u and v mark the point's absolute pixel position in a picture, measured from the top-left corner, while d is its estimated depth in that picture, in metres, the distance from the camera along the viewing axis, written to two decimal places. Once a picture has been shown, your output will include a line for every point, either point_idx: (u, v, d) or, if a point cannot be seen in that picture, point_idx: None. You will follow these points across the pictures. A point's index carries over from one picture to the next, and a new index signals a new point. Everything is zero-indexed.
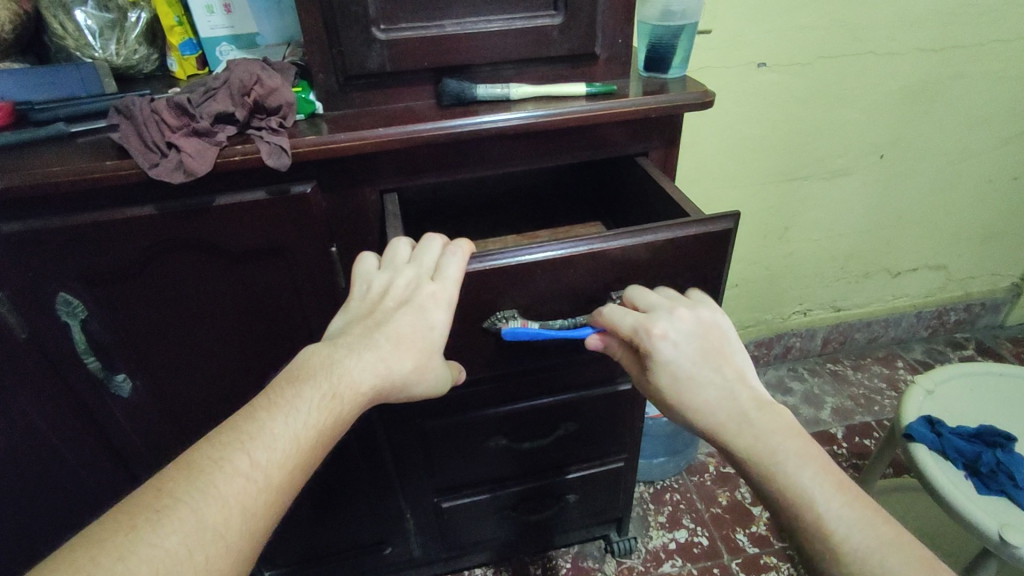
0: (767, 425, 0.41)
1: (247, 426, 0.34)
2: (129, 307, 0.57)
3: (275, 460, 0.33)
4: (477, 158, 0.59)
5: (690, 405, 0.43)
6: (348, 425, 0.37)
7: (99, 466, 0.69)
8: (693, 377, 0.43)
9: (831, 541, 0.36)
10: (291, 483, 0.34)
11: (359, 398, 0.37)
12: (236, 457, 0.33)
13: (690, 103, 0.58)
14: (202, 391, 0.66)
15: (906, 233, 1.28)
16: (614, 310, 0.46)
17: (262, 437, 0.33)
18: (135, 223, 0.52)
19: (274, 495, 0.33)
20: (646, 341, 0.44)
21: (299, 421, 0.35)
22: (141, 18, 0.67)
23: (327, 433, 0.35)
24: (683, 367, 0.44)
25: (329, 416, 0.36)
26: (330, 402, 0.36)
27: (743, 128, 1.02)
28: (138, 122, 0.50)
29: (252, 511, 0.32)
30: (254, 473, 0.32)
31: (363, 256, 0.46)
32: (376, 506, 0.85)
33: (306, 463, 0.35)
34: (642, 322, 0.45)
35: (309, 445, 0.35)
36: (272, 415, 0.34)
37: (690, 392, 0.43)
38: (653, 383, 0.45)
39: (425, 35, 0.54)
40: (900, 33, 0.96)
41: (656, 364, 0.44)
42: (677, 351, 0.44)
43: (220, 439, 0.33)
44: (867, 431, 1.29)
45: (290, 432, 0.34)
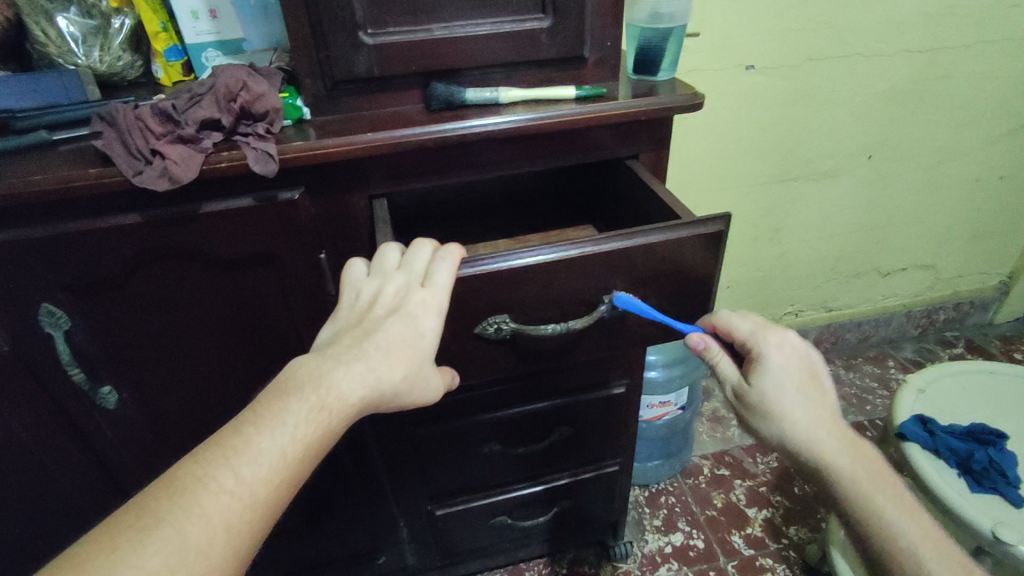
0: (860, 451, 0.49)
1: (231, 441, 0.33)
2: (114, 317, 0.56)
3: (261, 476, 0.32)
4: (467, 162, 0.58)
5: (790, 421, 0.48)
6: (337, 437, 0.36)
7: (85, 479, 0.67)
8: (799, 398, 0.48)
9: (899, 553, 0.46)
10: (278, 499, 0.33)
11: (347, 410, 0.36)
12: (220, 474, 0.32)
13: (679, 105, 0.58)
14: (189, 402, 0.64)
15: (896, 233, 1.29)
16: (736, 317, 0.51)
17: (248, 452, 0.33)
18: (119, 231, 0.51)
19: (259, 512, 0.32)
20: (764, 348, 0.49)
21: (286, 434, 0.34)
22: (125, 24, 0.66)
23: (315, 446, 0.35)
24: (793, 385, 0.48)
25: (316, 429, 0.35)
26: (319, 414, 0.35)
27: (732, 130, 1.02)
28: (121, 129, 0.49)
29: (237, 529, 0.31)
30: (239, 489, 0.32)
31: (352, 262, 0.45)
32: (369, 515, 0.84)
33: (293, 478, 0.34)
34: (764, 332, 0.49)
35: (296, 459, 0.34)
36: (258, 429, 0.34)
37: (792, 409, 0.48)
38: (749, 386, 0.49)
39: (412, 39, 0.54)
40: (885, 35, 0.97)
41: (764, 370, 0.48)
42: (791, 370, 0.48)
43: (206, 455, 0.33)
44: (860, 430, 1.29)
45: (276, 447, 0.33)
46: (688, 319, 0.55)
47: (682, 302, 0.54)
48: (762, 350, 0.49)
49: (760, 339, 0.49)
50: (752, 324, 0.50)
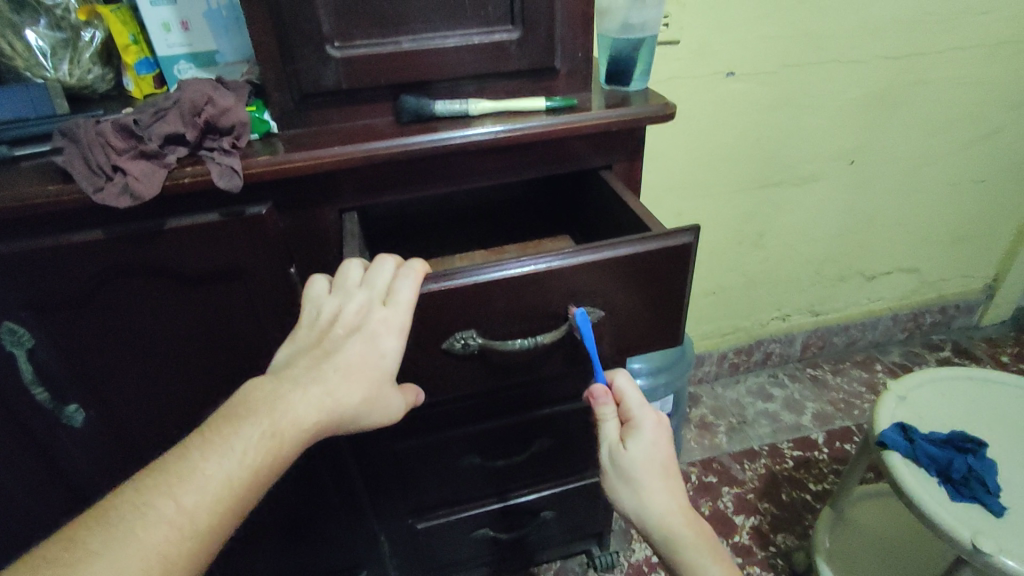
0: (707, 543, 0.48)
1: (176, 469, 0.34)
2: (78, 335, 0.55)
3: (204, 505, 0.33)
4: (438, 174, 0.58)
5: (648, 494, 0.48)
6: (289, 462, 0.37)
7: (55, 498, 0.66)
8: (663, 474, 0.49)
9: None
10: (221, 527, 0.34)
11: (301, 434, 0.37)
12: (160, 503, 0.32)
13: (651, 116, 0.58)
14: (159, 419, 0.63)
15: (879, 237, 1.29)
16: (630, 385, 0.51)
17: (192, 480, 0.33)
18: (81, 248, 0.50)
19: (200, 542, 0.33)
20: (643, 423, 0.50)
21: (236, 459, 0.35)
22: (96, 36, 0.65)
23: (263, 473, 0.35)
24: (659, 461, 0.49)
25: (264, 456, 0.36)
26: (270, 440, 0.36)
27: (714, 137, 1.02)
28: (82, 145, 0.49)
29: (175, 560, 0.32)
30: (179, 520, 0.32)
31: (314, 280, 0.46)
32: (349, 529, 0.83)
33: (240, 505, 0.35)
34: (646, 407, 0.50)
35: (241, 487, 0.35)
36: (205, 455, 0.34)
37: (654, 486, 0.48)
38: (621, 451, 0.50)
39: (380, 52, 0.54)
40: (864, 41, 0.97)
41: (636, 441, 0.49)
42: (662, 447, 0.49)
43: (148, 482, 0.33)
44: (847, 435, 1.29)
45: (223, 474, 0.34)
46: (661, 332, 0.55)
47: (654, 315, 0.53)
48: (642, 420, 0.50)
49: (642, 413, 0.50)
50: (641, 396, 0.51)
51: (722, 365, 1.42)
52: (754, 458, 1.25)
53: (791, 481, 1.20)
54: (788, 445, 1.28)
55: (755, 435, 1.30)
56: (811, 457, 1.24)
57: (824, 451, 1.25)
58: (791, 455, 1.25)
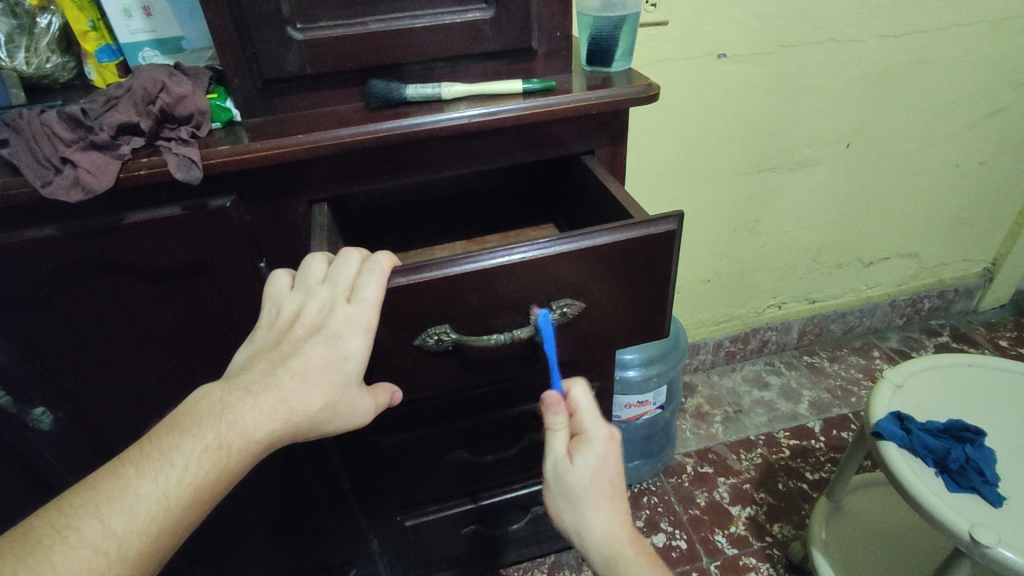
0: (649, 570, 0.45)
1: (108, 487, 0.34)
2: (38, 336, 0.53)
3: (134, 526, 0.33)
4: (411, 163, 0.55)
5: (593, 512, 0.45)
6: (233, 477, 0.36)
7: (26, 503, 0.64)
8: (609, 492, 0.46)
9: None
10: (154, 548, 0.34)
11: (251, 446, 0.36)
12: (86, 525, 0.32)
13: (633, 98, 0.55)
14: (128, 422, 0.61)
15: (877, 222, 1.27)
16: (586, 397, 0.50)
17: (123, 499, 0.33)
18: (34, 246, 0.48)
19: (130, 565, 0.33)
20: (596, 438, 0.46)
21: (173, 476, 0.35)
22: (53, 23, 0.61)
23: (202, 490, 0.35)
24: (606, 478, 0.46)
25: (206, 472, 0.35)
26: (211, 455, 0.36)
27: (705, 121, 0.99)
28: (28, 137, 0.46)
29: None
30: (105, 544, 0.32)
31: (276, 274, 0.44)
32: (335, 528, 0.81)
33: (177, 524, 0.35)
34: (599, 422, 0.48)
35: (178, 505, 0.35)
36: (139, 473, 0.34)
37: (599, 503, 0.45)
38: (571, 468, 0.46)
39: (346, 33, 0.51)
40: (859, 20, 0.94)
41: (587, 456, 0.46)
42: (610, 464, 0.46)
43: (77, 502, 0.33)
44: (844, 423, 1.27)
45: (157, 493, 0.34)
46: (646, 323, 0.53)
47: (637, 307, 0.51)
48: (594, 433, 0.47)
49: (595, 427, 0.47)
50: (595, 410, 0.48)
51: (717, 354, 1.40)
52: (751, 448, 1.23)
53: (787, 470, 1.18)
54: (784, 434, 1.26)
55: (751, 425, 1.28)
56: (808, 446, 1.22)
57: (820, 440, 1.24)
58: (787, 444, 1.23)
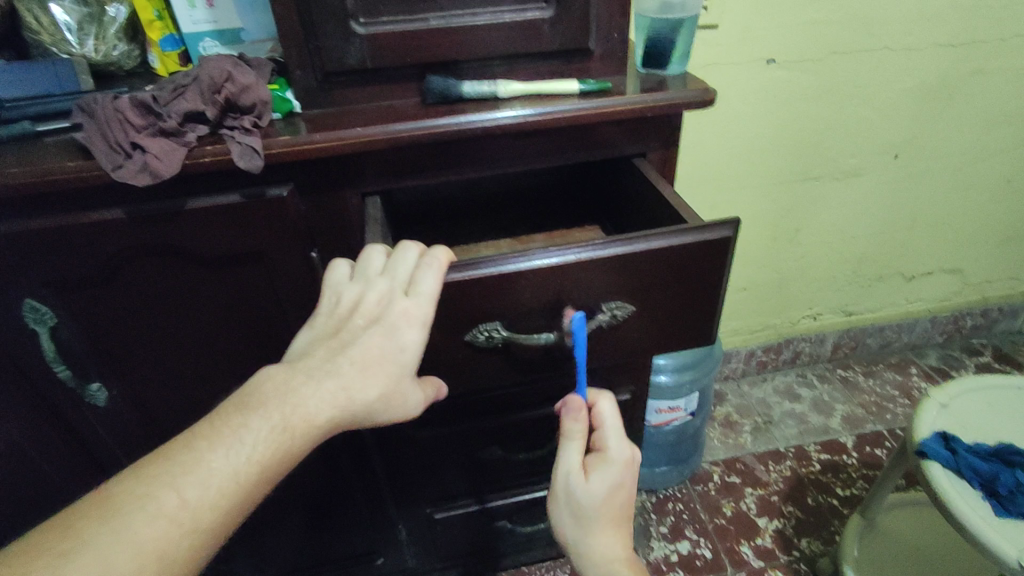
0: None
1: (182, 459, 0.35)
2: (97, 314, 0.55)
3: (206, 499, 0.34)
4: (465, 160, 0.55)
5: (598, 531, 0.50)
6: (295, 458, 0.37)
7: (76, 477, 0.66)
8: (615, 515, 0.50)
9: None
10: (223, 522, 0.35)
11: (313, 430, 0.37)
12: (162, 495, 0.33)
13: (689, 102, 0.55)
14: (175, 401, 0.63)
15: (922, 236, 1.24)
16: (611, 414, 0.53)
17: (196, 472, 0.34)
18: (100, 228, 0.49)
19: (201, 537, 0.34)
20: (615, 461, 0.50)
21: (242, 454, 0.36)
22: (120, 12, 0.63)
23: (268, 469, 0.36)
24: (617, 500, 0.50)
25: (272, 450, 0.36)
26: (277, 437, 0.37)
27: (751, 126, 0.98)
28: (101, 121, 0.48)
29: (172, 556, 0.33)
30: (180, 514, 0.33)
31: (336, 263, 0.45)
32: (367, 517, 0.82)
33: (243, 500, 0.36)
34: (622, 447, 0.51)
35: (246, 481, 0.36)
36: (211, 448, 0.35)
37: (606, 524, 0.50)
38: (587, 485, 0.49)
39: (406, 29, 0.51)
40: (917, 28, 0.92)
41: (599, 476, 0.50)
42: (624, 485, 0.50)
43: (152, 471, 0.34)
44: (879, 440, 1.24)
45: (227, 469, 0.35)
46: (694, 331, 0.52)
47: (686, 313, 0.51)
48: (614, 454, 0.51)
49: (613, 452, 0.51)
50: (618, 428, 0.52)
51: (749, 363, 1.39)
52: (780, 460, 1.21)
53: (817, 484, 1.16)
54: (816, 447, 1.24)
55: (781, 436, 1.26)
56: (839, 461, 1.20)
57: (853, 456, 1.21)
58: (818, 458, 1.21)
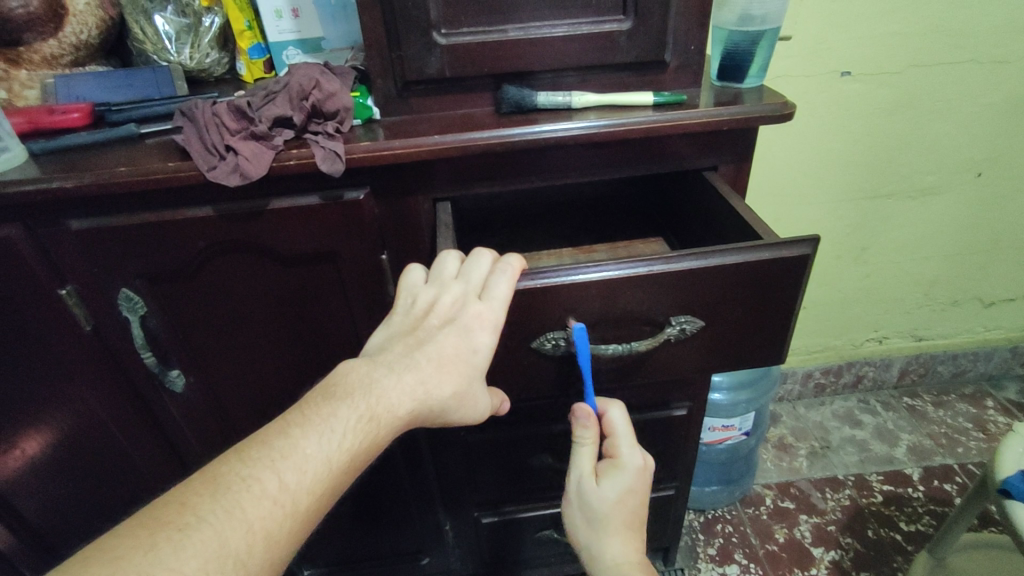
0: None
1: (279, 444, 0.35)
2: (184, 305, 0.58)
3: (304, 484, 0.34)
4: (536, 168, 0.56)
5: (609, 534, 0.51)
6: (380, 449, 0.38)
7: (153, 458, 0.70)
8: (627, 519, 0.52)
9: None
10: (317, 507, 0.35)
11: (394, 422, 0.38)
12: (265, 477, 0.34)
13: (766, 116, 0.54)
14: (246, 391, 0.66)
15: (1005, 260, 1.16)
16: (622, 420, 0.54)
17: (293, 457, 0.35)
18: (193, 223, 0.53)
19: (298, 521, 0.34)
20: (626, 468, 0.52)
21: (334, 442, 0.36)
22: (215, 23, 0.67)
23: (358, 457, 0.37)
24: (629, 508, 0.52)
25: (361, 439, 0.37)
26: (366, 425, 0.37)
27: (824, 140, 0.95)
28: (199, 124, 0.51)
29: (275, 537, 0.33)
30: (282, 497, 0.33)
31: (411, 267, 0.46)
32: (417, 515, 0.84)
33: (334, 486, 0.36)
34: (635, 456, 0.52)
35: (339, 468, 0.36)
36: (305, 434, 0.36)
37: (616, 528, 0.52)
38: (597, 489, 0.52)
39: (485, 40, 0.53)
40: (1010, 40, 0.87)
41: (607, 481, 0.52)
42: (636, 491, 0.52)
43: (252, 455, 0.35)
44: (948, 475, 1.17)
45: (321, 455, 0.35)
46: (763, 351, 0.51)
47: (756, 332, 0.50)
48: (626, 460, 0.52)
49: (625, 459, 0.52)
50: (630, 433, 0.53)
51: (807, 385, 1.34)
52: (838, 488, 1.16)
53: (879, 517, 1.11)
54: (878, 477, 1.18)
55: (840, 463, 1.21)
56: (904, 493, 1.14)
57: (919, 489, 1.15)
58: (881, 489, 1.15)
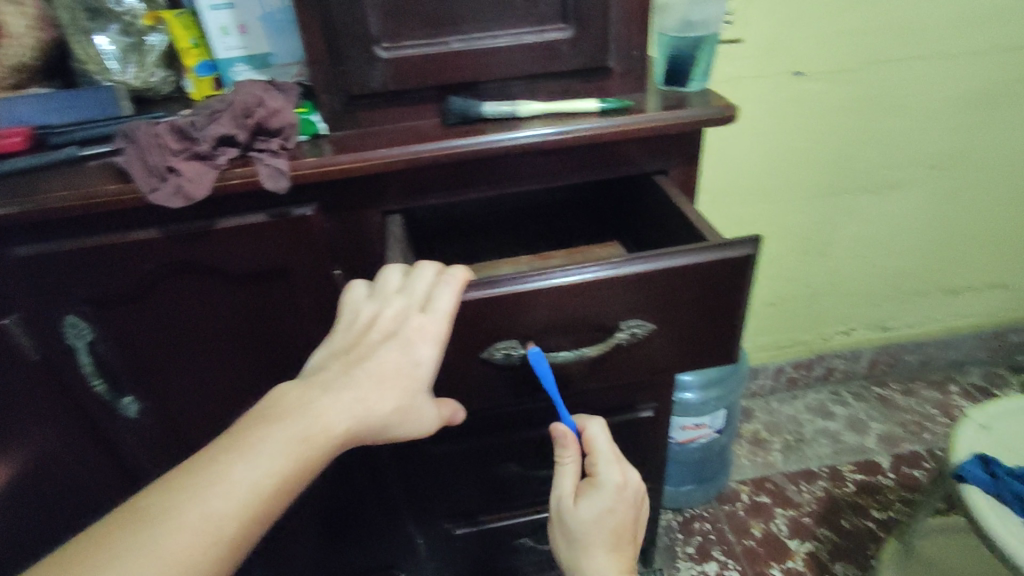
0: None
1: (206, 471, 0.34)
2: (133, 329, 0.57)
3: (230, 510, 0.34)
4: (485, 178, 0.56)
5: (591, 552, 0.52)
6: (315, 469, 0.37)
7: (112, 487, 0.69)
8: (609, 537, 0.52)
9: None
10: (246, 534, 0.34)
11: (330, 442, 0.38)
12: (187, 507, 0.33)
13: (709, 119, 0.54)
14: (204, 414, 0.65)
15: (962, 250, 1.19)
16: (601, 437, 0.54)
17: (219, 484, 0.34)
18: (137, 246, 0.52)
19: (225, 549, 0.33)
20: (607, 488, 0.52)
21: (263, 466, 0.35)
22: (160, 40, 0.66)
23: (290, 480, 0.36)
24: (610, 525, 0.52)
25: (293, 461, 0.36)
26: (298, 447, 0.36)
27: (778, 139, 0.96)
28: (139, 146, 0.50)
29: (199, 567, 0.32)
30: (205, 526, 0.33)
31: (355, 283, 0.46)
32: (389, 530, 0.83)
33: (265, 511, 0.35)
34: (615, 474, 0.52)
35: (269, 492, 0.35)
36: (233, 460, 0.35)
37: (598, 543, 0.52)
38: (577, 510, 0.52)
39: (429, 52, 0.53)
40: (952, 37, 0.90)
41: (588, 501, 0.52)
42: (616, 509, 0.52)
43: (177, 485, 0.34)
44: (917, 461, 1.19)
45: (249, 480, 0.35)
46: (715, 351, 0.52)
47: (707, 333, 0.50)
48: (605, 478, 0.52)
49: (606, 477, 0.52)
50: (608, 449, 0.53)
51: (779, 379, 1.35)
52: (812, 480, 1.18)
53: (852, 506, 1.12)
54: (850, 467, 1.20)
55: (813, 455, 1.23)
56: (875, 482, 1.16)
57: (889, 477, 1.17)
58: (853, 479, 1.17)
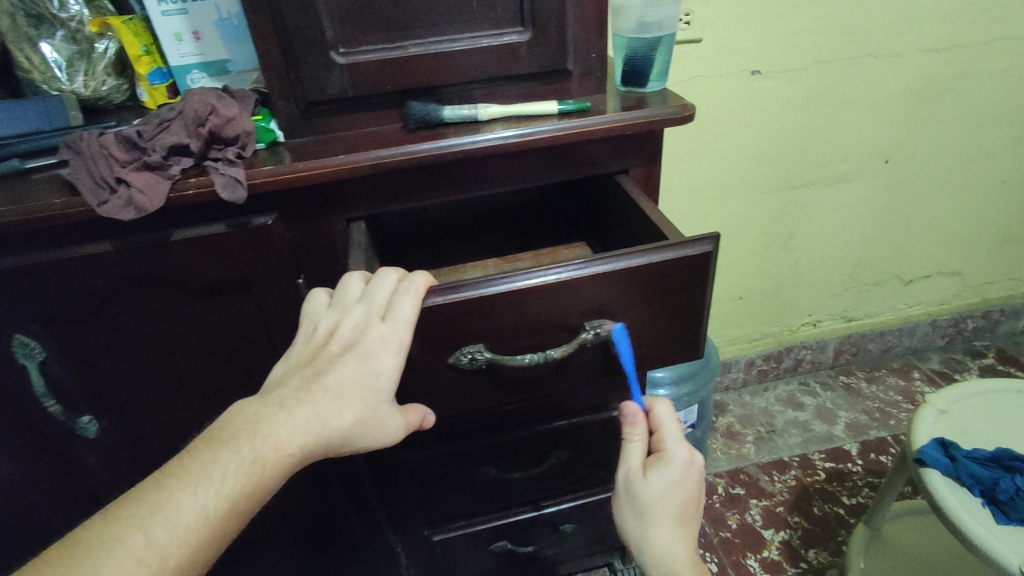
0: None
1: (151, 499, 0.34)
2: (88, 347, 0.55)
3: (176, 537, 0.33)
4: (448, 182, 0.56)
5: (658, 527, 0.49)
6: (268, 490, 0.37)
7: (71, 511, 0.66)
8: (677, 514, 0.49)
9: None
10: (193, 560, 0.34)
11: (285, 459, 0.37)
12: (130, 536, 0.33)
13: (667, 119, 0.55)
14: (166, 432, 0.63)
15: (918, 240, 1.23)
16: (669, 416, 0.53)
17: (165, 512, 0.34)
18: (89, 261, 0.50)
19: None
20: (675, 462, 0.50)
21: (212, 490, 0.35)
22: (109, 47, 0.64)
23: (240, 503, 0.36)
24: (677, 500, 0.50)
25: (242, 484, 0.36)
26: (248, 469, 0.36)
27: (739, 137, 0.98)
28: (86, 158, 0.49)
29: None
30: (149, 555, 0.32)
31: (314, 293, 0.45)
32: (364, 540, 0.82)
33: (214, 536, 0.35)
34: (683, 449, 0.50)
35: (218, 517, 0.35)
36: (180, 485, 0.35)
37: (667, 517, 0.49)
38: (644, 483, 0.50)
39: (386, 57, 0.52)
40: (901, 35, 0.93)
41: (655, 473, 0.50)
42: (684, 485, 0.50)
43: (120, 514, 0.33)
44: (883, 447, 1.23)
45: (196, 506, 0.34)
46: (681, 348, 0.52)
47: (672, 330, 0.51)
48: (674, 454, 0.50)
49: (675, 453, 0.50)
50: (677, 429, 0.52)
51: (749, 372, 1.38)
52: (784, 470, 1.20)
53: (823, 493, 1.15)
54: (820, 456, 1.22)
55: (785, 445, 1.25)
56: (844, 469, 1.19)
57: (857, 463, 1.20)
58: (823, 467, 1.20)
